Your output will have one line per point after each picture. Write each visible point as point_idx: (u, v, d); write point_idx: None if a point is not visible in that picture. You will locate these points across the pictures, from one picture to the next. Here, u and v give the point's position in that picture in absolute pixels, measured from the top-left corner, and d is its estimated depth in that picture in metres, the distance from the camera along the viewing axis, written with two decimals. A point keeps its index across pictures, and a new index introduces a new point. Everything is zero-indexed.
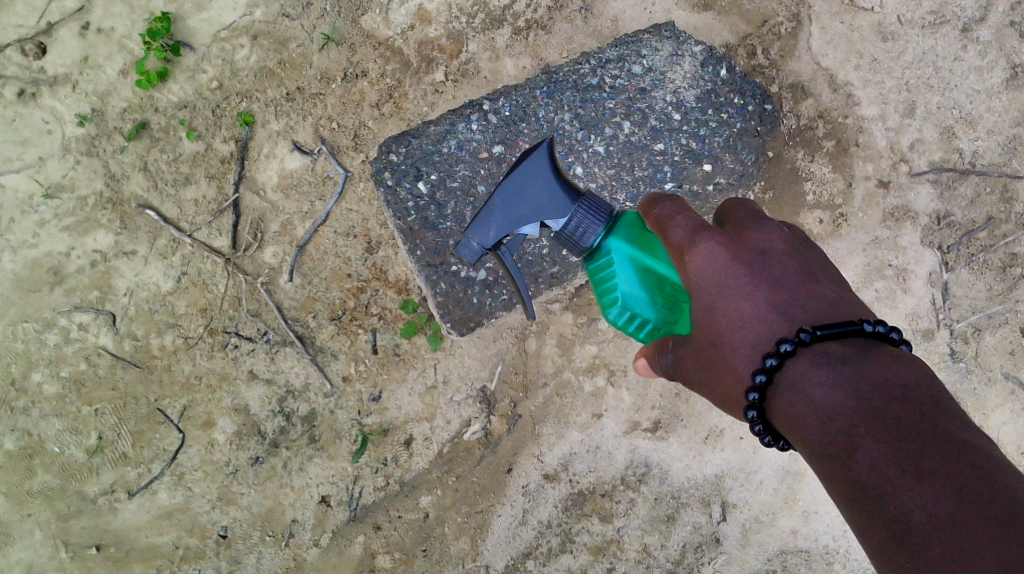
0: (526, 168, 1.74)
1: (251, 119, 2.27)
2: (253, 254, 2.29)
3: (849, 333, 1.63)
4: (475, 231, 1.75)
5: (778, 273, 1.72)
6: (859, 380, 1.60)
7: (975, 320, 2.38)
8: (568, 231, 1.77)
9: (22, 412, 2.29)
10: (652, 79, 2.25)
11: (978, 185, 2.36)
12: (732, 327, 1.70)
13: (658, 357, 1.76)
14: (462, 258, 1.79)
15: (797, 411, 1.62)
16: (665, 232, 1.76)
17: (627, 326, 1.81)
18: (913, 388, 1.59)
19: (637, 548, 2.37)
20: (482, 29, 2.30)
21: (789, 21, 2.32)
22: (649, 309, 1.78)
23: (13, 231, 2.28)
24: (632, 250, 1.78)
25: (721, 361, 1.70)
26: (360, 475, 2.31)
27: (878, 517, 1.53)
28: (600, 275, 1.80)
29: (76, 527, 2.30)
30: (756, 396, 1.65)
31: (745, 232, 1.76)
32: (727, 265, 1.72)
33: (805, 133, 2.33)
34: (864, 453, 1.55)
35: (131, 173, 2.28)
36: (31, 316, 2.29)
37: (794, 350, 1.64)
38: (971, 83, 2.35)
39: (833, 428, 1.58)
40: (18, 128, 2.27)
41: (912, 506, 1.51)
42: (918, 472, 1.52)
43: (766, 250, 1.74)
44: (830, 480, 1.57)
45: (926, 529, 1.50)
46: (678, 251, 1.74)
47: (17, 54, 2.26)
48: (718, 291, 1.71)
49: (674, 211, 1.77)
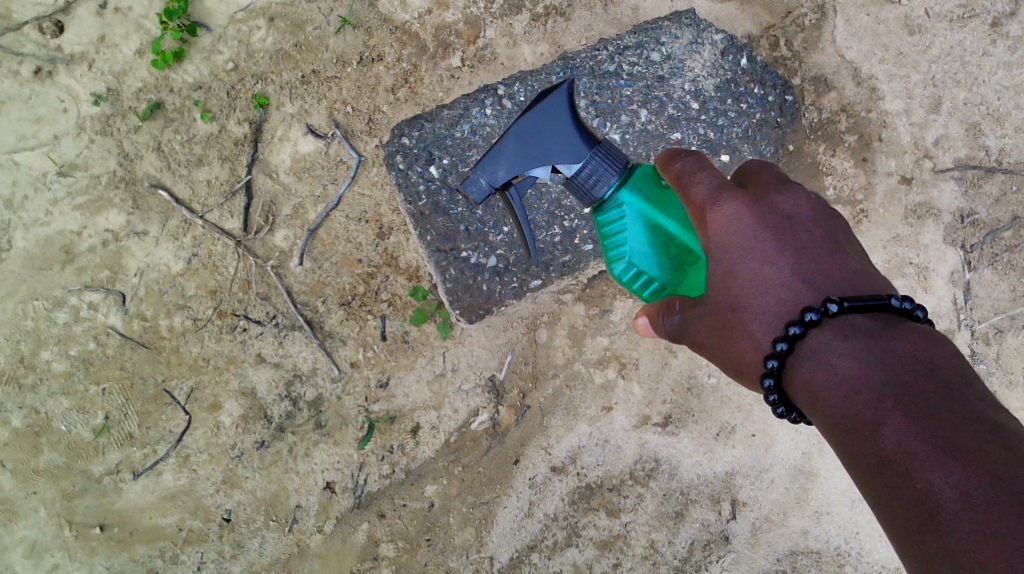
0: (543, 107, 1.70)
1: (265, 101, 2.25)
2: (264, 237, 2.27)
3: (876, 307, 1.59)
4: (484, 168, 1.71)
5: (804, 239, 1.67)
6: (887, 354, 1.55)
7: (996, 321, 2.33)
8: (580, 179, 1.73)
9: (30, 389, 2.29)
10: (670, 67, 2.22)
11: (1004, 183, 2.30)
12: (752, 292, 1.65)
13: (662, 317, 1.71)
14: (467, 196, 1.74)
15: (819, 382, 1.58)
16: (685, 189, 1.71)
17: (631, 283, 1.79)
18: (941, 365, 1.54)
19: (644, 544, 2.34)
20: (501, 15, 2.26)
21: (813, 13, 2.27)
22: (655, 267, 1.76)
23: (26, 208, 2.28)
24: (645, 205, 1.75)
25: (738, 326, 1.66)
26: (366, 462, 2.29)
27: (903, 493, 1.48)
28: (609, 229, 1.77)
29: (81, 506, 2.30)
30: (775, 364, 1.60)
31: (772, 195, 1.71)
32: (750, 227, 1.67)
33: (827, 126, 2.28)
34: (891, 428, 1.51)
35: (144, 153, 2.27)
36: (41, 294, 2.28)
37: (819, 320, 1.59)
38: (999, 79, 2.29)
39: (857, 402, 1.53)
40: (34, 106, 2.27)
41: (940, 484, 1.47)
42: (948, 450, 1.47)
43: (792, 216, 1.69)
44: (851, 454, 1.53)
45: (954, 508, 1.46)
46: (699, 211, 1.69)
47: (34, 32, 2.25)
48: (740, 254, 1.67)
49: (695, 166, 1.72)
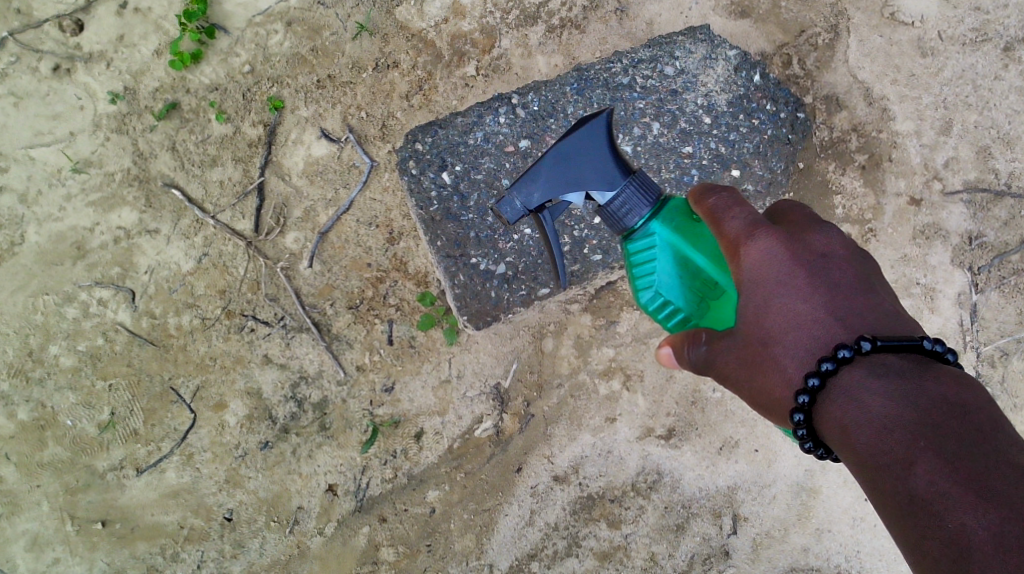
0: (580, 134, 1.69)
1: (280, 104, 2.27)
2: (275, 239, 2.29)
3: (908, 348, 1.58)
4: (520, 190, 1.71)
5: (838, 277, 1.67)
6: (919, 394, 1.56)
7: (1002, 344, 2.33)
8: (612, 208, 1.72)
9: (37, 383, 2.30)
10: (684, 81, 2.23)
11: (1013, 207, 2.31)
12: (784, 327, 1.66)
13: (687, 348, 1.71)
14: (499, 216, 1.73)
15: (849, 418, 1.58)
16: (719, 224, 1.71)
17: (656, 313, 1.77)
18: (973, 408, 1.54)
19: (644, 556, 2.33)
20: (517, 26, 2.28)
21: (827, 32, 2.28)
22: (681, 299, 1.74)
23: (39, 203, 2.29)
24: (675, 236, 1.74)
25: (769, 360, 1.66)
26: (369, 465, 2.30)
27: (935, 533, 1.48)
28: (637, 258, 1.75)
29: (83, 501, 2.31)
30: (806, 399, 1.60)
31: (806, 232, 1.71)
32: (785, 263, 1.68)
33: (838, 146, 2.29)
34: (923, 467, 1.51)
35: (158, 152, 2.29)
36: (51, 289, 2.30)
37: (851, 357, 1.59)
38: (1010, 103, 2.30)
39: (889, 440, 1.54)
40: (51, 103, 2.29)
41: (974, 525, 1.47)
42: (981, 492, 1.48)
43: (826, 253, 1.69)
44: (881, 491, 1.53)
45: (988, 550, 1.45)
46: (733, 244, 1.69)
47: (54, 29, 2.28)
48: (773, 288, 1.67)
49: (730, 202, 1.72)
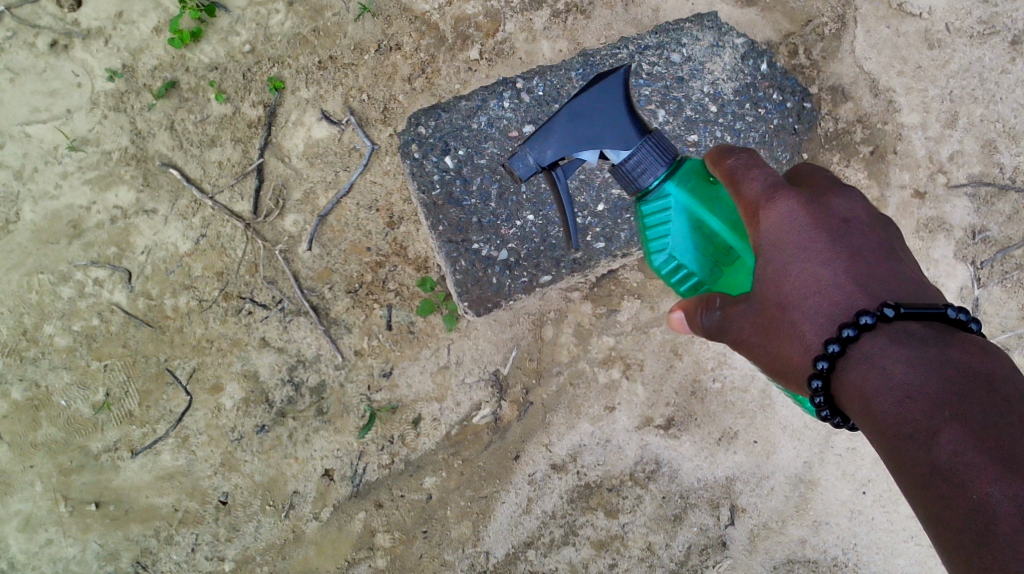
0: (597, 90, 1.66)
1: (281, 84, 2.25)
2: (274, 221, 2.26)
3: (932, 316, 1.57)
4: (532, 146, 1.67)
5: (859, 243, 1.66)
6: (943, 363, 1.53)
7: (1003, 339, 2.33)
8: (627, 167, 1.68)
9: (31, 362, 2.27)
10: (690, 69, 2.20)
11: (1017, 202, 2.30)
12: (804, 293, 1.65)
13: (700, 313, 1.68)
14: (511, 173, 1.69)
15: (871, 386, 1.56)
16: (738, 185, 1.70)
17: (668, 276, 1.74)
18: (999, 378, 1.52)
19: (641, 546, 2.33)
20: (521, 10, 2.26)
21: (834, 22, 2.26)
22: (694, 262, 1.71)
23: (35, 180, 2.27)
24: (690, 199, 1.70)
25: (787, 326, 1.65)
26: (365, 451, 2.28)
27: (958, 505, 1.47)
28: (651, 221, 1.71)
29: (77, 482, 2.29)
30: (825, 365, 1.59)
31: (828, 196, 1.70)
32: (804, 227, 1.67)
33: (842, 137, 2.27)
34: (947, 437, 1.49)
35: (157, 131, 2.26)
36: (47, 267, 2.27)
37: (874, 324, 1.57)
38: (1016, 97, 2.29)
39: (911, 409, 1.52)
40: (48, 79, 2.26)
41: (998, 497, 1.45)
42: (1006, 463, 1.46)
43: (848, 218, 1.68)
44: (902, 461, 1.51)
45: (1012, 521, 1.44)
46: (752, 207, 1.68)
47: (51, 4, 2.24)
48: (792, 252, 1.66)
49: (749, 163, 1.70)
